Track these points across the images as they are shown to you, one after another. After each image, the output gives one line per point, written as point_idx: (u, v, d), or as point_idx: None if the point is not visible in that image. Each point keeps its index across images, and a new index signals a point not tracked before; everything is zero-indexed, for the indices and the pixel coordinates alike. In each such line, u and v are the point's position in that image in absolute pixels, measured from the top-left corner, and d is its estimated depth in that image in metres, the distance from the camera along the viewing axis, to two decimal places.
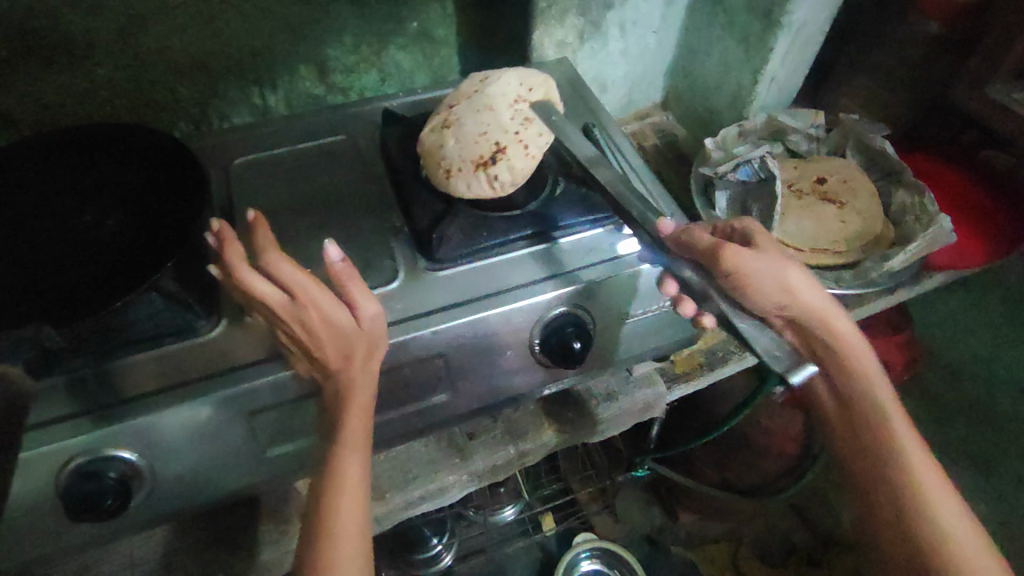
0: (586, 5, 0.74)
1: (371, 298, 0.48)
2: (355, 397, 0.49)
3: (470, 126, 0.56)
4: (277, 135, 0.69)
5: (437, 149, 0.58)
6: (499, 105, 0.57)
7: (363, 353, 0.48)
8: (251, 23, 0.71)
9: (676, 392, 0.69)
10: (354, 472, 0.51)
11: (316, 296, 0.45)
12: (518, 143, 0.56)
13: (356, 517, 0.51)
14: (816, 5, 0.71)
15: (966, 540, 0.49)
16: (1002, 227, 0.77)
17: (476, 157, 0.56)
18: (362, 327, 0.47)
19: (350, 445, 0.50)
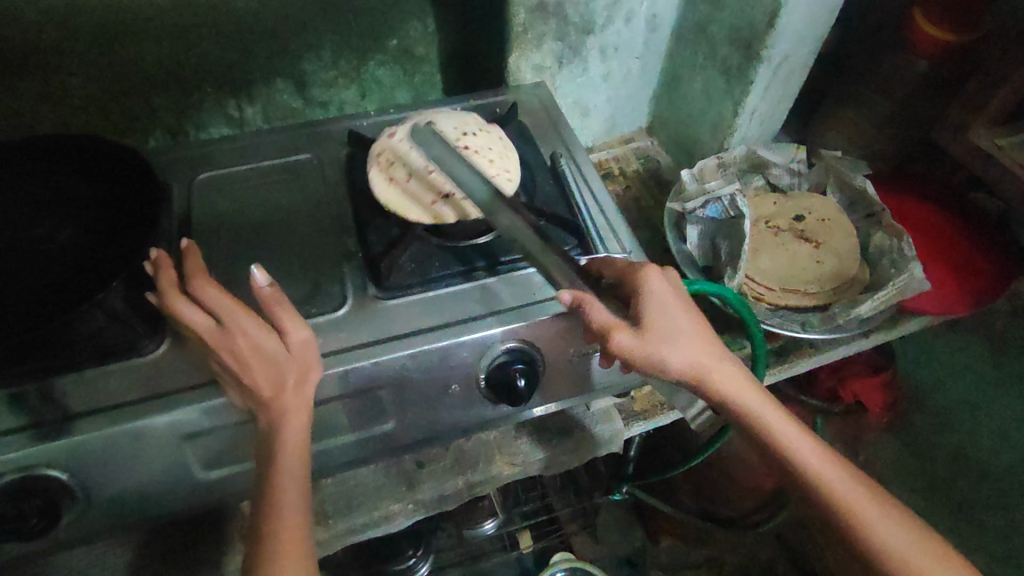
0: (564, 30, 0.73)
1: (300, 329, 0.47)
2: (289, 428, 0.47)
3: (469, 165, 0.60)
4: (246, 150, 0.69)
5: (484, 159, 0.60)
6: (497, 137, 0.62)
7: (292, 379, 0.47)
8: (228, 38, 0.71)
9: (635, 429, 0.68)
10: (291, 507, 0.47)
11: (242, 323, 0.46)
12: (501, 167, 0.59)
13: (298, 555, 0.47)
14: (798, 39, 0.70)
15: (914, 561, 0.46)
16: (983, 273, 0.75)
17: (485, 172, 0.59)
18: (294, 352, 0.47)
19: (288, 476, 0.47)
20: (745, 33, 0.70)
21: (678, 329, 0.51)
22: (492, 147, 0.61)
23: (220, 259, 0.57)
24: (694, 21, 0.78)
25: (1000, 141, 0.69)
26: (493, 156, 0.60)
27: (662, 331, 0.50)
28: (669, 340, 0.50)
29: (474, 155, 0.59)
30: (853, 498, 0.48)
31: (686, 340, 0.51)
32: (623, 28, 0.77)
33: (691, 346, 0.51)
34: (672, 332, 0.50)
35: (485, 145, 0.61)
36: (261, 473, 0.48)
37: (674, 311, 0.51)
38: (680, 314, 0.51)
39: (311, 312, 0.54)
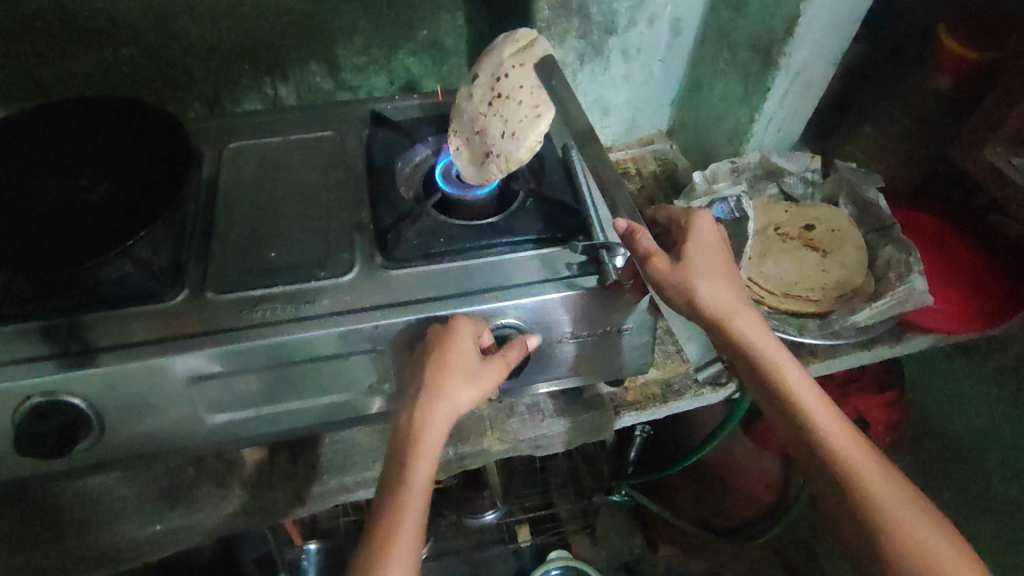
0: (586, 28, 0.77)
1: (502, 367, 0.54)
2: (430, 421, 0.52)
3: (502, 112, 0.58)
4: (276, 124, 0.73)
5: (519, 104, 0.57)
6: (531, 67, 0.59)
7: (460, 372, 0.52)
8: (268, 19, 0.75)
9: (626, 418, 0.68)
10: (413, 498, 0.49)
11: (457, 344, 0.52)
12: (530, 107, 0.57)
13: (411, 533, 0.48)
14: (817, 48, 0.71)
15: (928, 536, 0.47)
16: (992, 293, 0.74)
17: (514, 124, 0.57)
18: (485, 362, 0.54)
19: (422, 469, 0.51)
20: (765, 39, 0.72)
21: (711, 268, 0.59)
22: (524, 82, 0.58)
23: (243, 221, 0.62)
24: (715, 27, 0.81)
25: None
26: (525, 93, 0.58)
27: (695, 265, 0.58)
28: (702, 271, 0.58)
29: (506, 105, 0.58)
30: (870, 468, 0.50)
31: (716, 278, 0.59)
32: (645, 30, 0.80)
33: (721, 284, 0.58)
34: (706, 269, 0.59)
35: (517, 80, 0.58)
36: (393, 461, 0.52)
37: (718, 258, 0.60)
38: (719, 257, 0.60)
39: (319, 275, 0.57)
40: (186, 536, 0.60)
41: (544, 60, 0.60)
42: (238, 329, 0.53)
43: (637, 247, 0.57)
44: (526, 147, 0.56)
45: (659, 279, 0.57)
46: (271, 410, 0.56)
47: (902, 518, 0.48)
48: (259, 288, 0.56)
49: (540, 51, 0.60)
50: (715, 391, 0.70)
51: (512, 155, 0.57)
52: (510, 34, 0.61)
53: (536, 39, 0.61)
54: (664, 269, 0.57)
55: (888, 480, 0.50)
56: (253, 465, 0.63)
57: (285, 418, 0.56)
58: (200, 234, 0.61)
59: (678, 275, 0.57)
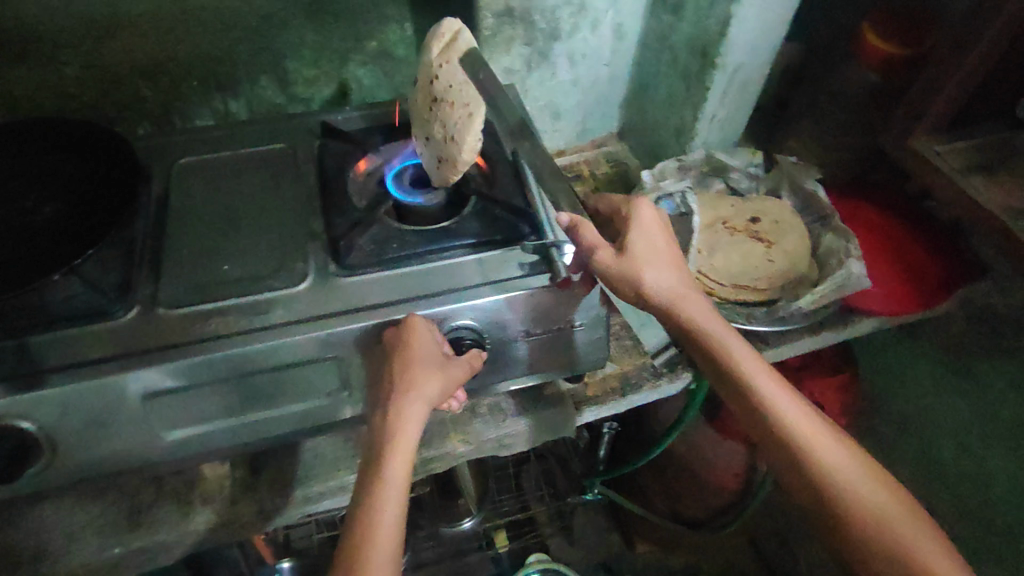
0: (531, 35, 0.80)
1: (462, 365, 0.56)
2: (400, 421, 0.53)
3: (439, 116, 0.59)
4: (226, 139, 0.73)
5: (450, 108, 0.58)
6: (457, 62, 0.59)
7: (428, 374, 0.53)
8: (215, 35, 0.76)
9: (587, 414, 0.69)
10: (390, 495, 0.51)
11: (416, 348, 0.53)
12: (462, 109, 0.58)
13: (391, 529, 0.50)
14: (750, 48, 0.74)
15: (878, 503, 0.50)
16: (927, 276, 0.78)
17: (449, 128, 0.59)
18: (450, 363, 0.55)
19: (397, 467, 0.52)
20: (701, 41, 0.75)
21: (654, 256, 0.62)
22: (451, 81, 0.58)
23: (194, 236, 0.62)
24: (656, 30, 0.84)
25: (938, 148, 0.75)
26: (455, 93, 0.58)
27: (640, 253, 0.61)
28: (643, 261, 0.61)
29: (440, 110, 0.59)
30: (820, 446, 0.53)
31: (660, 267, 0.61)
32: (589, 35, 0.83)
33: (664, 271, 0.61)
34: (650, 257, 0.62)
35: (445, 81, 0.58)
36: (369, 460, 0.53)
37: (660, 246, 0.63)
38: (662, 246, 0.63)
39: (273, 286, 0.57)
40: (148, 560, 0.59)
41: (470, 48, 0.59)
42: (192, 343, 0.52)
43: (581, 240, 0.60)
44: (467, 150, 0.58)
45: (606, 268, 0.59)
46: (229, 425, 0.55)
47: (853, 481, 0.51)
48: (210, 302, 0.55)
49: (464, 43, 0.59)
50: (672, 382, 0.72)
51: (457, 160, 0.59)
52: (433, 26, 0.60)
53: (459, 25, 0.60)
54: (610, 258, 0.59)
55: (837, 446, 0.53)
56: (216, 482, 0.62)
57: (244, 432, 0.56)
58: (151, 251, 0.60)
59: (625, 264, 0.59)
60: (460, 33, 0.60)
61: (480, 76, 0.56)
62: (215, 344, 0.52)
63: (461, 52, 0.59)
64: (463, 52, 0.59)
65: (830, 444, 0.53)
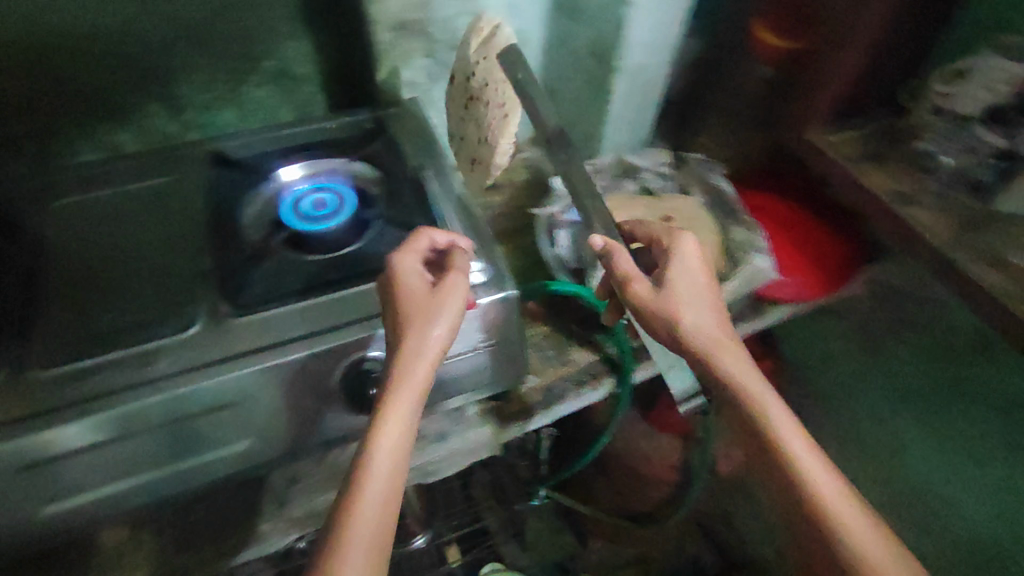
0: (431, 47, 0.78)
1: (457, 276, 0.54)
2: (389, 412, 0.49)
3: (480, 120, 0.74)
4: (109, 175, 0.68)
5: (490, 111, 0.73)
6: (494, 58, 0.71)
7: (416, 332, 0.51)
8: (91, 64, 0.70)
9: (512, 431, 0.68)
10: (370, 503, 0.46)
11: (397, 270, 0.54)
12: (499, 108, 0.71)
13: (365, 542, 0.45)
14: (647, 49, 0.75)
15: (880, 555, 0.48)
16: (831, 262, 0.81)
17: (489, 127, 0.72)
18: (436, 292, 0.53)
19: (382, 473, 0.48)
20: (600, 45, 0.76)
21: (694, 291, 0.60)
22: (491, 79, 0.71)
23: (72, 285, 0.57)
24: (558, 35, 0.84)
25: (829, 137, 0.78)
26: (494, 94, 0.72)
27: (680, 292, 0.59)
28: (683, 299, 0.59)
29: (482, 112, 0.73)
30: (835, 499, 0.51)
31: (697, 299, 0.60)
32: None
33: (700, 311, 0.59)
34: (688, 293, 0.60)
35: (485, 81, 0.72)
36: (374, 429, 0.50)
37: (698, 283, 0.61)
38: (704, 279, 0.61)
39: (159, 334, 0.53)
40: None
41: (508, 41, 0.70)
42: (104, 396, 0.49)
43: (617, 271, 0.61)
44: (501, 148, 0.71)
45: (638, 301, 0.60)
46: (152, 479, 0.52)
47: (840, 511, 0.51)
48: (91, 357, 0.51)
49: (501, 36, 0.71)
50: (595, 389, 0.71)
51: (492, 159, 0.72)
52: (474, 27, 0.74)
53: (499, 24, 0.72)
54: (643, 292, 0.60)
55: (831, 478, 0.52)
56: (117, 548, 0.57)
57: (172, 483, 0.53)
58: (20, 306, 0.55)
59: (660, 299, 0.59)
60: (500, 30, 0.72)
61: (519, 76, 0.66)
62: (95, 406, 0.48)
63: (501, 46, 0.70)
64: (499, 45, 0.71)
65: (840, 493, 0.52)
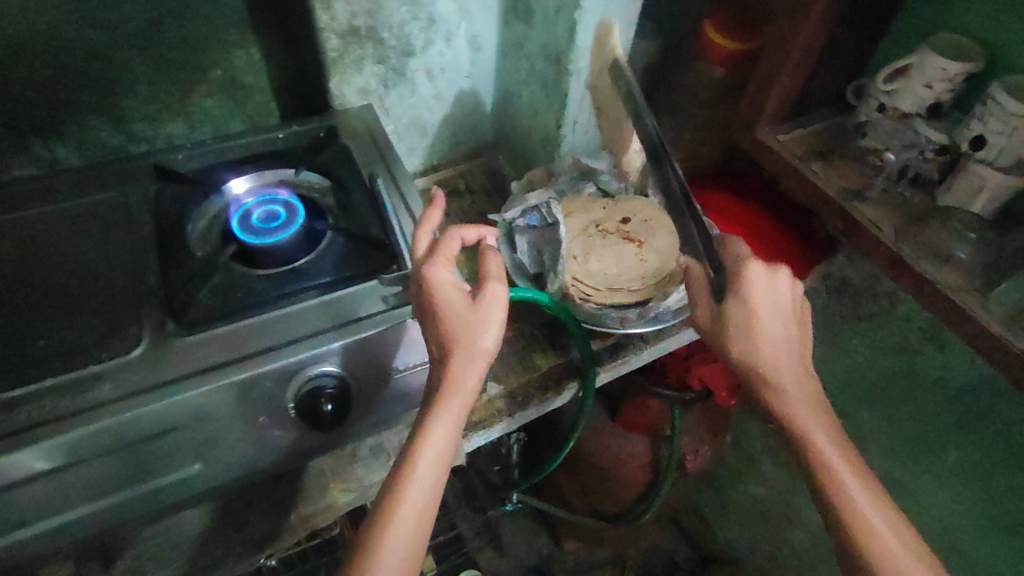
0: (383, 53, 0.78)
1: (496, 289, 0.57)
2: (436, 422, 0.51)
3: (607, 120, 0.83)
4: (47, 191, 0.65)
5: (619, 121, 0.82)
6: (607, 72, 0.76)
7: (464, 346, 0.53)
8: (25, 76, 0.67)
9: (473, 440, 0.67)
10: (411, 503, 0.48)
11: (443, 271, 0.55)
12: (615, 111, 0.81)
13: (407, 537, 0.47)
14: (598, 53, 0.76)
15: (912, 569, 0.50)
16: (786, 260, 0.83)
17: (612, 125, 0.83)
18: (479, 304, 0.55)
19: (426, 478, 0.50)
20: (553, 49, 0.76)
21: (772, 305, 0.60)
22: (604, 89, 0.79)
23: (8, 308, 0.54)
24: (512, 39, 0.84)
25: (780, 136, 0.80)
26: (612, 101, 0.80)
27: (760, 307, 0.59)
28: (763, 314, 0.59)
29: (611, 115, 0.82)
30: (873, 516, 0.53)
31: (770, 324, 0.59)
32: (444, 48, 0.82)
33: (773, 327, 0.59)
34: (758, 317, 0.59)
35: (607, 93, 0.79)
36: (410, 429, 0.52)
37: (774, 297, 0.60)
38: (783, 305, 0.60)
39: (100, 357, 0.51)
40: None
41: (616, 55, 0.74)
42: (65, 418, 0.47)
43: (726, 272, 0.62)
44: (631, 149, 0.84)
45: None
46: (121, 499, 0.50)
47: (876, 525, 0.52)
48: (25, 386, 0.49)
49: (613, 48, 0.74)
50: (558, 394, 0.71)
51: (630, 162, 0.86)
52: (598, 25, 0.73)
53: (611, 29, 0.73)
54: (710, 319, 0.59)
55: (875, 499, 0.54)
56: None
57: (142, 503, 0.52)
58: None
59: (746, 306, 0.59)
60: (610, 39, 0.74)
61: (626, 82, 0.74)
62: (33, 436, 0.45)
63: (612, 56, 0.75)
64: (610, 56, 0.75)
65: (881, 512, 0.53)
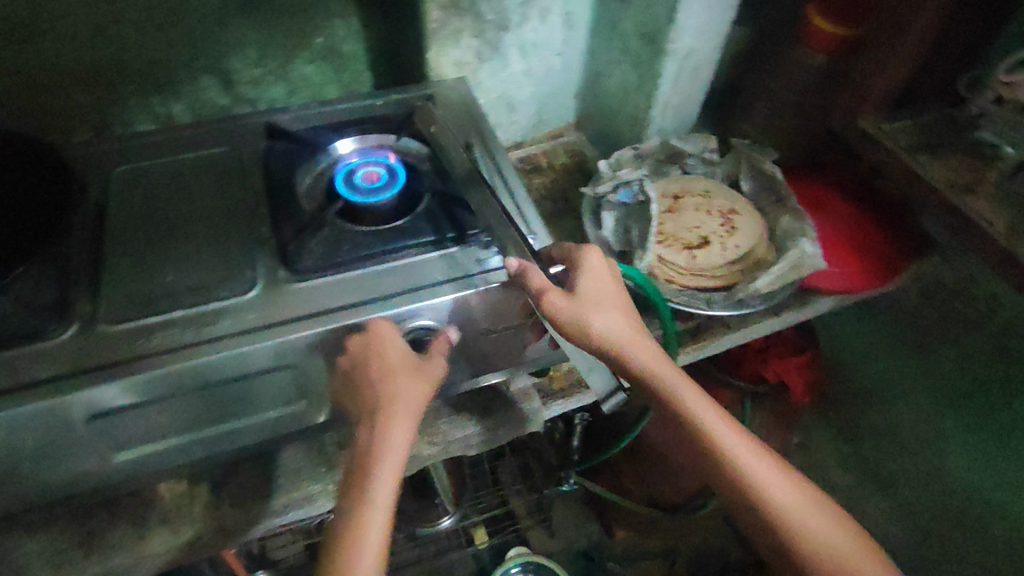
0: (480, 27, 0.79)
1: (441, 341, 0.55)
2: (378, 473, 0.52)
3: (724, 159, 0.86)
4: (167, 144, 0.70)
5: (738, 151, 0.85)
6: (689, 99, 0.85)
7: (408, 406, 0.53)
8: (151, 35, 0.72)
9: (554, 408, 0.71)
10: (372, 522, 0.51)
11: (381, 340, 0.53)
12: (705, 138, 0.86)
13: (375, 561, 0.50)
14: (698, 33, 0.75)
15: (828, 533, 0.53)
16: (883, 255, 0.80)
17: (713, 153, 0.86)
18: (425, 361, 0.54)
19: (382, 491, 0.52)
20: (651, 28, 0.75)
21: (603, 298, 0.59)
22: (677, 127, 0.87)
23: (137, 246, 0.59)
24: (606, 18, 0.85)
25: (883, 126, 0.77)
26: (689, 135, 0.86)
27: (586, 300, 0.57)
28: (592, 308, 0.57)
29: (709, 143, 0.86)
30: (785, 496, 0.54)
31: (608, 309, 0.58)
32: (539, 24, 0.84)
33: (612, 321, 0.58)
34: (599, 301, 0.58)
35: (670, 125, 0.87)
36: (352, 480, 0.52)
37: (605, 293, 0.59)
38: (611, 290, 0.60)
39: (220, 296, 0.55)
40: None
41: (697, 68, 0.80)
42: (143, 359, 0.50)
43: (532, 285, 0.55)
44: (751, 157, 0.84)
45: (557, 315, 0.55)
46: (194, 440, 0.53)
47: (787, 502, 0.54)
48: (156, 315, 0.53)
49: (693, 76, 0.81)
50: None
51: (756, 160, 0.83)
52: (697, 43, 0.77)
53: (697, 54, 0.78)
54: (560, 303, 0.55)
55: (791, 484, 0.55)
56: (173, 500, 0.60)
57: (248, 436, 0.55)
58: (88, 264, 0.57)
59: (576, 312, 0.56)
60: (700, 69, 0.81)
61: (674, 92, 0.82)
62: (160, 361, 0.50)
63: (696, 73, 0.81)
64: (690, 83, 0.82)
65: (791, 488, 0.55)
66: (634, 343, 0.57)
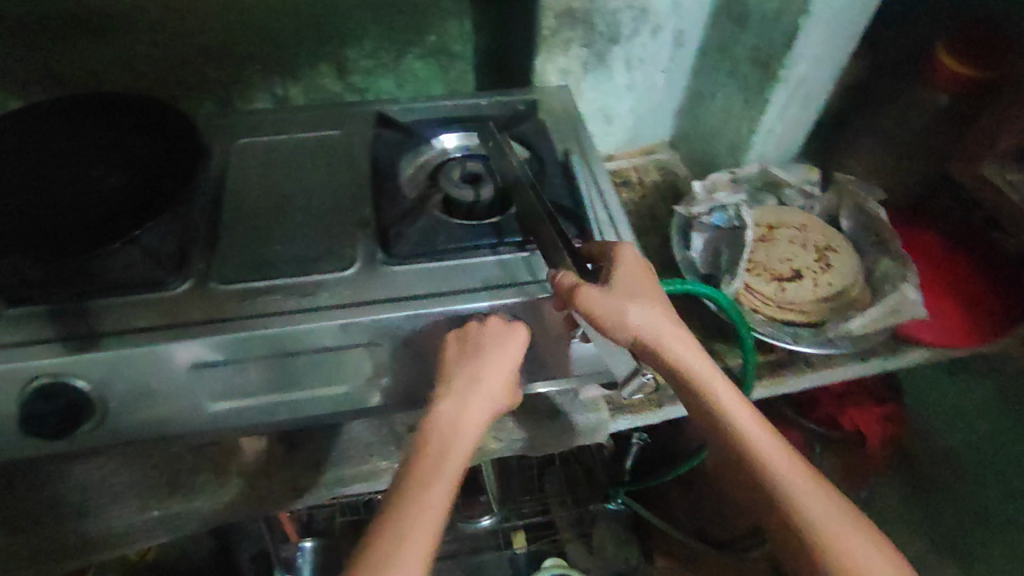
0: (590, 37, 0.81)
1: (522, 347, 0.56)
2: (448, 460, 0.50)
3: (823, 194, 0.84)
4: (284, 123, 0.75)
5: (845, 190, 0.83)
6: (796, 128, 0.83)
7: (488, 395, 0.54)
8: (282, 21, 0.77)
9: (621, 422, 0.71)
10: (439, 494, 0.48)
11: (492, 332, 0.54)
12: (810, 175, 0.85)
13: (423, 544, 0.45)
14: (816, 61, 0.73)
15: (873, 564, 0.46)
16: (986, 313, 0.76)
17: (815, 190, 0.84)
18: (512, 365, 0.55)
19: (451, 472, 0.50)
20: (765, 53, 0.74)
21: (641, 292, 0.54)
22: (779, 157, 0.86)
23: (251, 214, 0.63)
24: (717, 39, 0.84)
25: (1010, 176, 0.72)
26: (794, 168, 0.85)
27: (622, 291, 0.54)
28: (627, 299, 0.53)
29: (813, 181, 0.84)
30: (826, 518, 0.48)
31: (647, 304, 0.54)
32: (649, 40, 0.84)
33: (649, 314, 0.54)
34: (637, 293, 0.54)
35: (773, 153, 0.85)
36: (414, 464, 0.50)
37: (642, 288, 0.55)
38: (651, 287, 0.56)
39: (319, 271, 0.58)
40: (184, 520, 0.60)
41: (812, 97, 0.79)
42: (238, 319, 0.53)
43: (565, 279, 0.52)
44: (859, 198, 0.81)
45: (589, 305, 0.51)
46: (277, 401, 0.56)
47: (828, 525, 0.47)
48: (261, 281, 0.57)
49: (806, 104, 0.79)
50: None
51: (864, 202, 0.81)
52: (818, 71, 0.75)
53: (815, 82, 0.77)
54: (596, 295, 0.52)
55: (835, 505, 0.48)
56: (251, 455, 0.64)
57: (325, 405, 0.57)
58: (206, 226, 0.62)
59: (608, 303, 0.52)
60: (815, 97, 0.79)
61: (781, 119, 0.80)
62: (261, 323, 0.53)
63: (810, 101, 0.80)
64: (803, 109, 0.80)
65: (834, 509, 0.48)
66: (671, 339, 0.53)
